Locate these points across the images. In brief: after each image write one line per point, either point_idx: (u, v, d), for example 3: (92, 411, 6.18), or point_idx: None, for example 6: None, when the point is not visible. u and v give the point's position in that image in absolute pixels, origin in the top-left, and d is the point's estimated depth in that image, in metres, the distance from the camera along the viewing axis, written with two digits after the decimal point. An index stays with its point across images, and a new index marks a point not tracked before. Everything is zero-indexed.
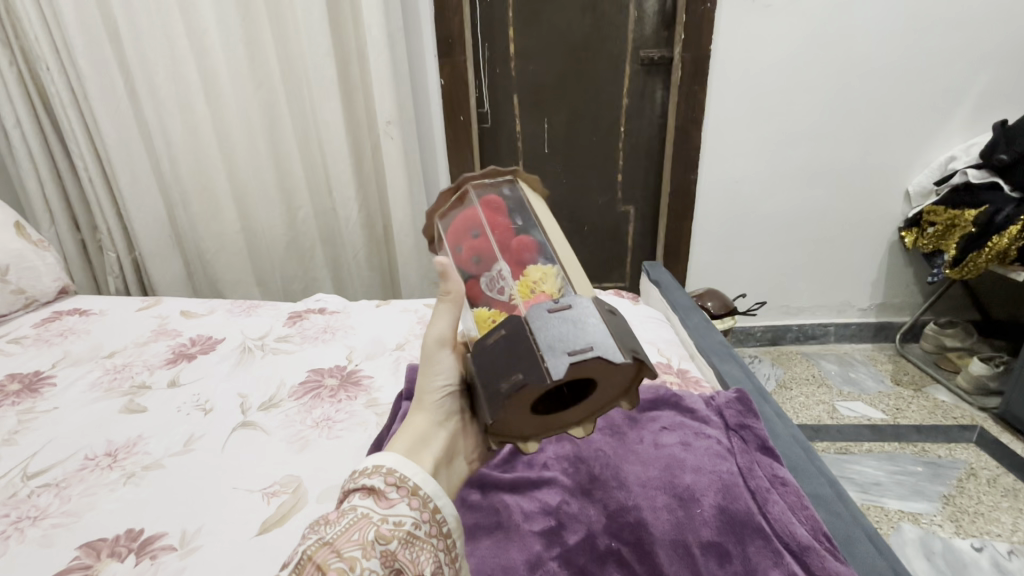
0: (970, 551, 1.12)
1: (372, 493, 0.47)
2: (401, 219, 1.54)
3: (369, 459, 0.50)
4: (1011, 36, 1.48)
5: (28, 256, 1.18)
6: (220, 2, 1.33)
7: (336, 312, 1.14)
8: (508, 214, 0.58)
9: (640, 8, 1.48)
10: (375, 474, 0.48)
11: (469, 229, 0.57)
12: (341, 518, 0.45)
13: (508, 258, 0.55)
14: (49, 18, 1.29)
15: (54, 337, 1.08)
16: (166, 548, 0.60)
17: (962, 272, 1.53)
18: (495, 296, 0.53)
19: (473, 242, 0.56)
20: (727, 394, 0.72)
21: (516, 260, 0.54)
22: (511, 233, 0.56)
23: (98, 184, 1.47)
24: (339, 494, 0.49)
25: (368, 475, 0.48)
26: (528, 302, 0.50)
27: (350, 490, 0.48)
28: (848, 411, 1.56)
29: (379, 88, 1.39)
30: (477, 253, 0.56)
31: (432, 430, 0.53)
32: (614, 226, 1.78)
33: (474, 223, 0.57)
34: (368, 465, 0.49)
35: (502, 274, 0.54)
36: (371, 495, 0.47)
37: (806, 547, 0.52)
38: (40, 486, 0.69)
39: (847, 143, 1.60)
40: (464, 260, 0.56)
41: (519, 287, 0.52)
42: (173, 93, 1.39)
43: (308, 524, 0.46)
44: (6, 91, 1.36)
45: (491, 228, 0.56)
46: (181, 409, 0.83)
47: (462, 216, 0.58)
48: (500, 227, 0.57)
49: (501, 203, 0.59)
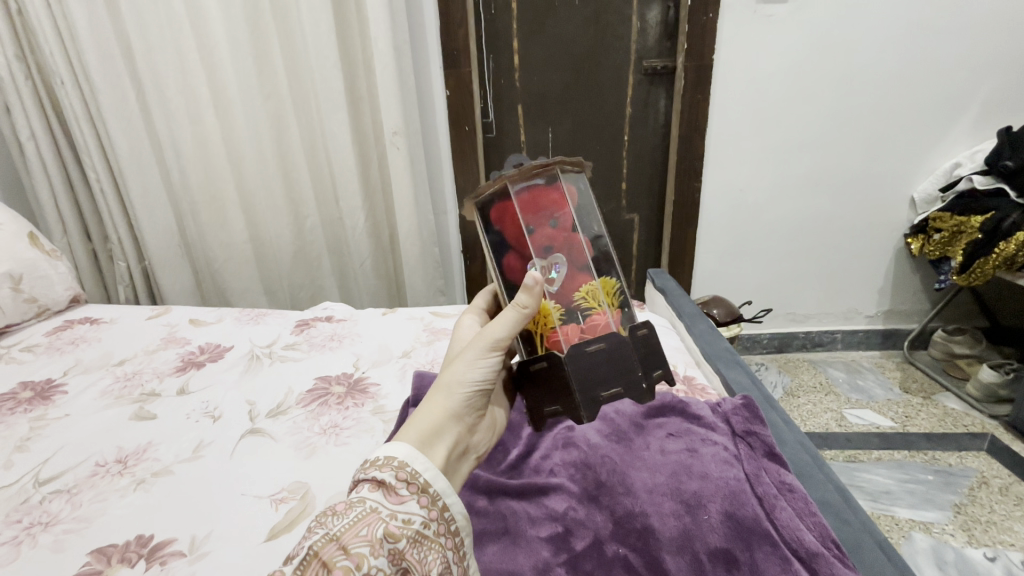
0: (983, 561, 1.10)
1: (382, 487, 0.47)
2: (407, 228, 1.56)
3: (380, 450, 0.50)
4: (1012, 43, 1.48)
5: (41, 266, 1.19)
6: (230, 15, 1.36)
7: (343, 320, 1.15)
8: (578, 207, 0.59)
9: (642, 19, 1.50)
10: (386, 468, 0.48)
11: (551, 217, 0.56)
12: (349, 511, 0.46)
13: (581, 266, 0.58)
14: (64, 34, 1.32)
15: (66, 345, 1.10)
16: (175, 554, 0.60)
17: (970, 279, 1.51)
18: (555, 292, 0.57)
19: (541, 223, 0.56)
20: (734, 401, 0.71)
21: (586, 270, 0.58)
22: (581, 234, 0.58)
23: (110, 196, 1.49)
24: (350, 483, 0.49)
25: (379, 468, 0.48)
26: (604, 318, 0.57)
27: (360, 480, 0.48)
28: (856, 420, 1.55)
29: (387, 101, 1.41)
30: (552, 244, 0.56)
31: (445, 425, 0.54)
32: (618, 235, 1.79)
33: (559, 214, 0.56)
34: (380, 457, 0.49)
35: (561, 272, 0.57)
36: (380, 488, 0.47)
37: (814, 554, 0.51)
38: (51, 492, 0.70)
39: (851, 150, 1.60)
40: (537, 244, 0.56)
41: (592, 295, 0.57)
42: (184, 106, 1.42)
43: (315, 516, 0.46)
44: (22, 106, 1.39)
45: (562, 214, 0.57)
46: (191, 416, 0.84)
47: (546, 199, 0.56)
48: (572, 224, 0.58)
49: (577, 198, 0.59)
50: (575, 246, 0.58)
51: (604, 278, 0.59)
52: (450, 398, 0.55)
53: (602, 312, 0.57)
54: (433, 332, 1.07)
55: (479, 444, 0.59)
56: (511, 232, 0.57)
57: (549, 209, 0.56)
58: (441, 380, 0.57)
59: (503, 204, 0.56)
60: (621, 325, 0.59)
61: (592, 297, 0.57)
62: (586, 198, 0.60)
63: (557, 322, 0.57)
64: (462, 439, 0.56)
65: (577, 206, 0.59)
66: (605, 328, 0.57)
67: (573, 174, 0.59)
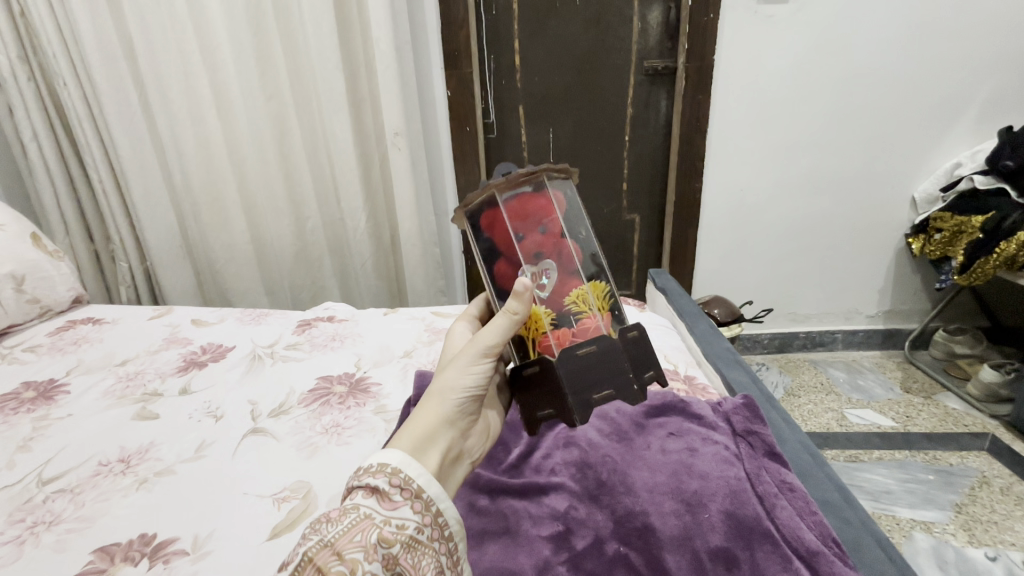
0: (984, 561, 1.10)
1: (376, 493, 0.47)
2: (408, 228, 1.56)
3: (374, 457, 0.49)
4: (1013, 43, 1.48)
5: (43, 266, 1.20)
6: (232, 17, 1.36)
7: (344, 320, 1.15)
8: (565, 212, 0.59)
9: (643, 20, 1.50)
10: (380, 474, 0.48)
11: (540, 224, 0.56)
12: (344, 517, 0.46)
13: (571, 271, 0.58)
14: (67, 36, 1.33)
15: (69, 345, 1.10)
16: (177, 553, 0.61)
17: (970, 279, 1.51)
18: (545, 298, 0.57)
19: (530, 229, 0.56)
20: (734, 400, 0.72)
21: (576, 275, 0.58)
22: (569, 240, 0.59)
23: (112, 196, 1.49)
24: (345, 489, 0.49)
25: (373, 475, 0.48)
26: (594, 322, 0.57)
27: (354, 487, 0.48)
28: (857, 420, 1.55)
29: (388, 102, 1.42)
30: (541, 250, 0.57)
31: (439, 431, 0.53)
32: (619, 235, 1.79)
33: (547, 221, 0.57)
34: (373, 463, 0.49)
35: (551, 278, 0.57)
36: (375, 494, 0.47)
37: (815, 553, 0.51)
38: (54, 492, 0.71)
39: (852, 150, 1.61)
40: (526, 251, 0.56)
41: (581, 300, 0.57)
42: (186, 107, 1.42)
43: (310, 522, 0.47)
44: (25, 107, 1.39)
45: (550, 220, 0.57)
46: (193, 415, 0.85)
47: (534, 206, 0.56)
48: (560, 231, 0.58)
49: (563, 204, 0.60)
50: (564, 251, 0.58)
51: (593, 282, 0.59)
52: (444, 403, 0.55)
53: (591, 316, 0.58)
54: (434, 332, 1.08)
55: (473, 447, 0.59)
56: (501, 240, 0.57)
57: (537, 216, 0.56)
58: (434, 386, 0.56)
59: (491, 213, 0.56)
60: (611, 327, 0.59)
61: (581, 300, 0.58)
62: (572, 204, 0.61)
63: (547, 327, 0.57)
64: (455, 442, 0.55)
65: (564, 213, 0.59)
66: (595, 331, 0.57)
67: (559, 181, 0.60)
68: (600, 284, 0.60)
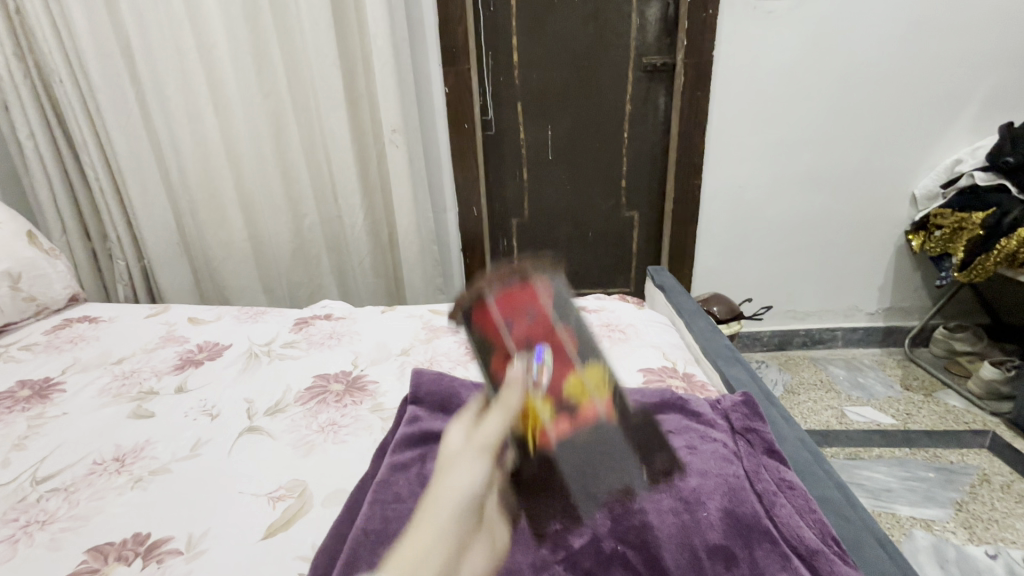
0: (984, 559, 1.09)
1: None
2: (406, 226, 1.55)
3: None
4: (1014, 39, 1.47)
5: (39, 264, 1.19)
6: (228, 13, 1.35)
7: (341, 318, 1.14)
8: (554, 303, 0.60)
9: (642, 16, 1.50)
10: None
11: (526, 315, 0.57)
12: None
13: (569, 359, 0.54)
14: (63, 33, 1.32)
15: (64, 344, 1.09)
16: (171, 552, 0.60)
17: (970, 276, 1.50)
18: (540, 388, 0.52)
19: (519, 318, 0.57)
20: (733, 397, 0.72)
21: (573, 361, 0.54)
22: (564, 328, 0.57)
23: (109, 194, 1.49)
24: None
25: None
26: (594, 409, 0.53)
27: None
28: (857, 417, 1.54)
29: (385, 99, 1.41)
30: (532, 339, 0.55)
31: (436, 544, 0.39)
32: (618, 232, 1.78)
33: (535, 312, 0.57)
34: None
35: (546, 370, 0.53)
36: None
37: (814, 551, 0.51)
38: (48, 491, 0.70)
39: (852, 147, 1.60)
40: (517, 341, 0.55)
41: (579, 387, 0.53)
42: (183, 104, 1.42)
43: None
44: (21, 105, 1.38)
45: (539, 311, 0.58)
46: (188, 414, 0.84)
47: (519, 300, 0.59)
48: (552, 321, 0.57)
49: (552, 295, 0.60)
50: (555, 335, 0.56)
51: (593, 366, 0.55)
52: (438, 510, 0.42)
53: (592, 404, 0.53)
54: (432, 330, 1.07)
55: (473, 570, 0.44)
56: (492, 335, 0.57)
57: (525, 306, 0.58)
58: (430, 495, 0.44)
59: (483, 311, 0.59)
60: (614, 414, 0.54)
61: (577, 382, 0.53)
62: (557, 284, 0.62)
63: (545, 420, 0.52)
64: (456, 558, 0.41)
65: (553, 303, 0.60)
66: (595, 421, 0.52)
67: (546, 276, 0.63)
68: (599, 368, 0.55)
